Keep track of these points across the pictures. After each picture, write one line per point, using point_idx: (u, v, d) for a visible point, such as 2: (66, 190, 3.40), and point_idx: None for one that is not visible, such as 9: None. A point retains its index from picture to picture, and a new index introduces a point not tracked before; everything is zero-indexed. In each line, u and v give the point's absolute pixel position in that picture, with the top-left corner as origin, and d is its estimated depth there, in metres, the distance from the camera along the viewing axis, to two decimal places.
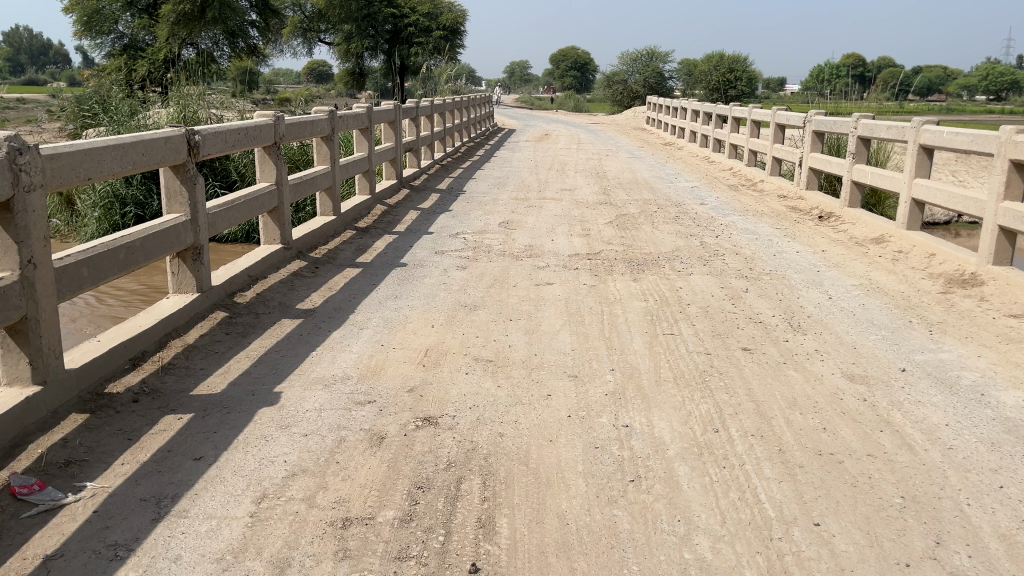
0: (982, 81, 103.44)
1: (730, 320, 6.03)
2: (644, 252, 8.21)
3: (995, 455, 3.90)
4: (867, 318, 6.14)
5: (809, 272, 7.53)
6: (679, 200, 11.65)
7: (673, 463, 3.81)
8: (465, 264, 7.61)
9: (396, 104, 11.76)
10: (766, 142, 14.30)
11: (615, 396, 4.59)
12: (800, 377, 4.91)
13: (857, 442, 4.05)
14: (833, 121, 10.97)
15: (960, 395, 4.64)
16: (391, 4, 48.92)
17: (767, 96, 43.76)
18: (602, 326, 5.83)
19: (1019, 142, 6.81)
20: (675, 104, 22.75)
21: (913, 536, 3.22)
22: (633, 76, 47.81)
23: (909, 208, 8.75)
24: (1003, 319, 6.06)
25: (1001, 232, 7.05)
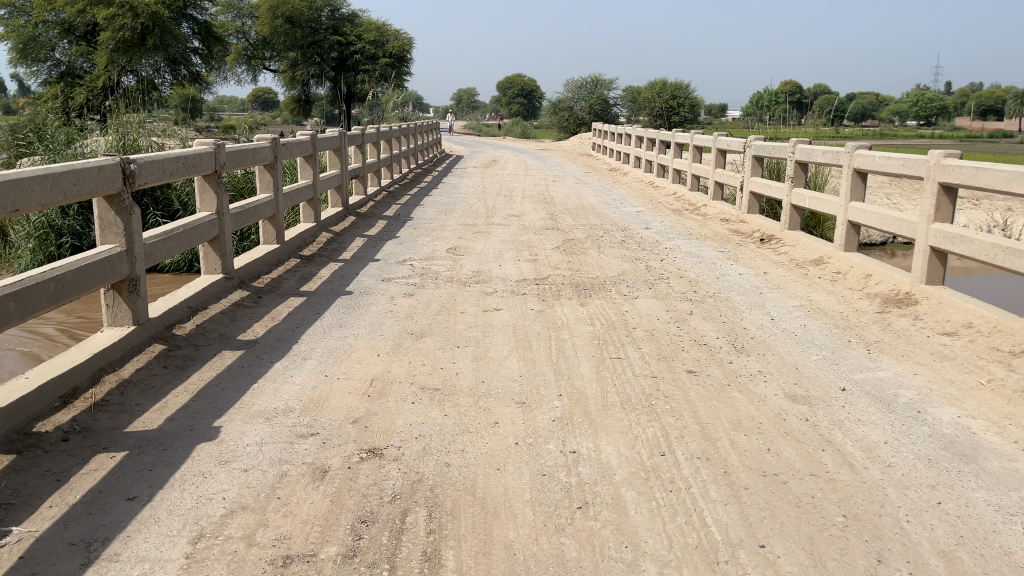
0: (912, 108, 107.77)
1: (675, 343, 6.09)
2: (590, 276, 8.27)
3: (932, 471, 3.99)
4: (808, 338, 6.27)
5: (751, 294, 7.66)
6: (624, 224, 11.79)
7: (620, 488, 3.81)
8: (412, 291, 7.57)
9: (341, 131, 11.69)
10: (708, 167, 14.59)
11: (563, 421, 4.58)
12: (743, 399, 4.97)
13: (799, 462, 4.10)
14: (772, 146, 11.24)
15: (898, 413, 4.75)
16: (336, 32, 48.89)
17: (710, 123, 44.80)
18: (549, 352, 5.83)
19: (948, 165, 7.06)
20: (620, 130, 23.09)
21: (855, 555, 3.26)
22: (579, 103, 48.45)
23: (846, 230, 9.00)
24: (937, 337, 6.24)
25: (933, 253, 7.29)
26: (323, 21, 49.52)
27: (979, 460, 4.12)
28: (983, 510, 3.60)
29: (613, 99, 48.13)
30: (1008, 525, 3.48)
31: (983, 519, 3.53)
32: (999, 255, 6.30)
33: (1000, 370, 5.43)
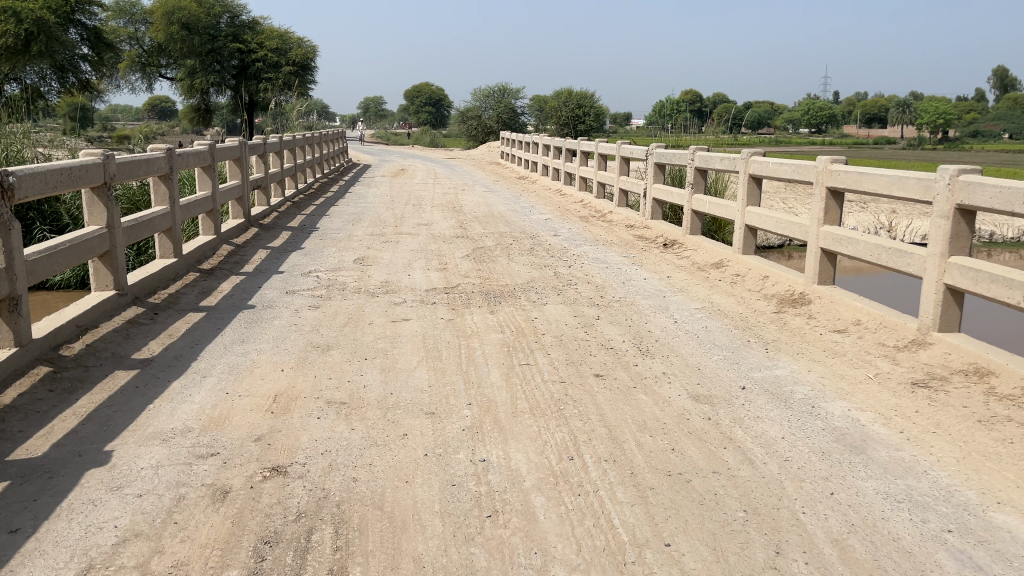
0: (806, 116, 112.85)
1: (583, 347, 6.17)
2: (499, 284, 8.30)
3: (826, 463, 4.17)
4: (710, 339, 6.46)
5: (656, 298, 7.85)
6: (533, 232, 11.88)
7: (529, 495, 3.82)
8: (317, 302, 7.42)
9: (241, 140, 11.37)
10: (613, 175, 14.89)
11: (472, 430, 4.57)
12: (648, 401, 5.07)
13: (702, 460, 4.22)
14: (673, 153, 11.57)
15: (794, 408, 4.94)
16: (236, 39, 47.64)
17: (615, 131, 45.73)
18: (458, 360, 5.81)
19: (835, 171, 7.41)
20: (527, 138, 23.28)
21: (755, 548, 3.37)
22: (487, 111, 48.60)
23: (743, 234, 9.34)
24: (829, 334, 6.54)
25: (823, 255, 7.64)
26: (223, 27, 48.17)
27: (868, 450, 4.33)
28: (872, 498, 3.79)
29: (521, 107, 48.50)
30: (895, 512, 3.66)
31: (872, 507, 3.71)
32: (883, 255, 6.65)
33: (885, 363, 5.73)
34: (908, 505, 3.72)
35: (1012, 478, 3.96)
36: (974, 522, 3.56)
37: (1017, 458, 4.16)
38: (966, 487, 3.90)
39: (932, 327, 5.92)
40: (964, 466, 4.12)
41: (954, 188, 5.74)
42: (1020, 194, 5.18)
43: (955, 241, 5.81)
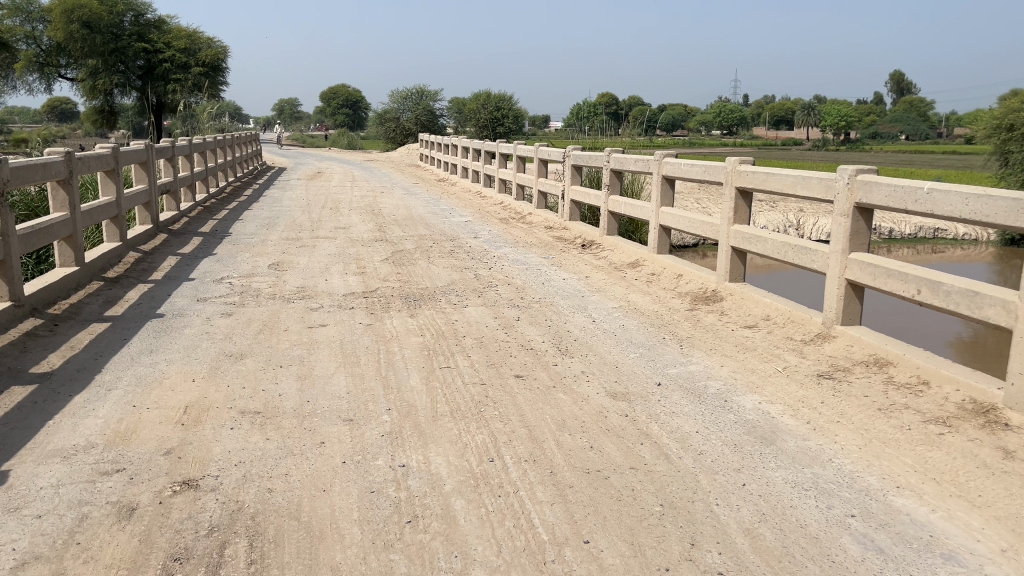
0: (718, 118, 116.17)
1: (503, 349, 6.19)
2: (419, 287, 8.25)
3: (738, 455, 4.30)
4: (627, 337, 6.58)
5: (575, 298, 7.95)
6: (453, 234, 11.85)
7: (450, 498, 3.80)
8: (231, 309, 7.22)
9: (148, 143, 10.96)
10: (532, 177, 14.99)
11: (392, 435, 4.52)
12: (568, 399, 5.13)
13: (621, 457, 4.29)
14: (589, 155, 11.73)
15: (707, 402, 5.08)
16: (142, 39, 45.95)
17: (534, 134, 46.06)
18: (377, 365, 5.74)
19: (743, 171, 7.64)
20: (446, 141, 23.24)
21: (671, 541, 3.44)
22: (405, 113, 48.22)
23: (658, 234, 9.55)
24: (740, 330, 6.75)
25: (734, 253, 7.87)
26: (127, 26, 46.39)
27: (777, 441, 4.49)
28: (782, 488, 3.93)
29: (439, 109, 48.32)
30: (803, 500, 3.81)
31: (782, 496, 3.85)
32: (789, 252, 6.90)
33: (793, 357, 5.95)
34: (814, 492, 3.87)
35: (910, 463, 4.17)
36: (875, 507, 3.73)
37: (914, 443, 4.38)
38: (868, 472, 4.08)
39: (836, 321, 6.18)
40: (866, 452, 4.31)
41: (853, 187, 6.01)
42: (912, 192, 5.46)
43: (855, 238, 6.08)
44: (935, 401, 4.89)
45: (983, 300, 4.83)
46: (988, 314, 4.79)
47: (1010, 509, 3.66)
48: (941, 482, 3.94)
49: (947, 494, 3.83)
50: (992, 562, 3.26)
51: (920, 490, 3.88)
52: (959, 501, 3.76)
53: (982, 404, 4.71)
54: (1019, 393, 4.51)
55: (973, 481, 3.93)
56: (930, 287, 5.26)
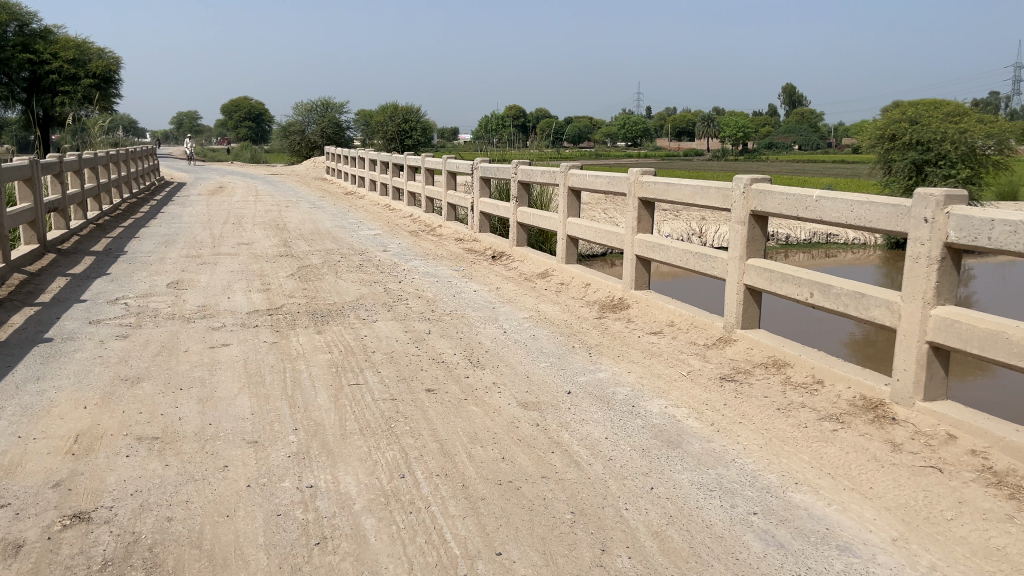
0: (623, 130, 118.86)
1: (413, 363, 6.13)
2: (327, 303, 8.09)
3: (645, 459, 4.39)
4: (537, 347, 6.63)
5: (486, 309, 7.96)
6: (361, 248, 11.70)
7: (359, 517, 3.73)
8: (126, 331, 6.91)
9: (32, 159, 10.39)
10: (441, 189, 14.96)
11: (299, 456, 4.41)
12: (479, 411, 5.12)
13: (532, 466, 4.31)
14: (497, 167, 11.79)
15: (616, 409, 5.17)
16: (26, 48, 43.60)
17: (443, 146, 46.00)
18: (283, 385, 5.59)
19: (645, 182, 7.83)
20: (353, 154, 22.96)
21: (582, 548, 3.47)
22: (310, 125, 47.24)
23: (566, 244, 9.69)
24: (647, 336, 6.90)
25: (638, 261, 8.06)
26: (9, 36, 43.91)
27: (683, 444, 4.60)
28: (687, 489, 4.02)
29: (346, 121, 47.67)
30: (708, 500, 3.91)
31: (688, 497, 3.95)
32: (691, 260, 7.11)
33: (696, 361, 6.12)
34: (719, 493, 3.98)
35: (807, 459, 4.34)
36: (775, 503, 3.87)
37: (810, 440, 4.57)
38: (768, 470, 4.23)
39: (736, 325, 6.39)
40: (767, 451, 4.47)
41: (748, 196, 6.25)
42: (803, 200, 5.71)
43: (751, 245, 6.31)
44: (829, 399, 5.11)
45: (869, 301, 5.09)
46: (874, 314, 5.04)
47: (898, 499, 3.86)
48: (836, 476, 4.13)
49: (842, 487, 4.01)
50: (884, 551, 3.43)
51: (817, 484, 4.05)
52: (853, 493, 3.94)
53: (871, 400, 4.95)
54: (905, 388, 4.76)
55: (864, 474, 4.13)
56: (822, 290, 5.50)
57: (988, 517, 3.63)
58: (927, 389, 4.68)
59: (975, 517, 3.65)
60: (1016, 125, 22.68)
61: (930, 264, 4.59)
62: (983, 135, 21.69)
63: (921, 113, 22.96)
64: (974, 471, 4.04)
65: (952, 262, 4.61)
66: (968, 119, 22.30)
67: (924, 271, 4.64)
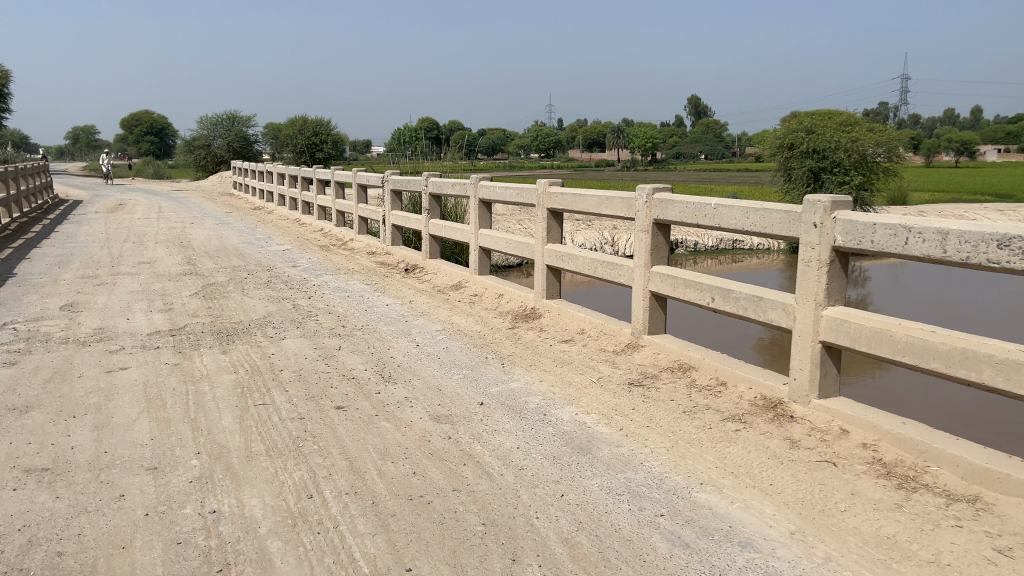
0: (536, 140, 120.21)
1: (323, 380, 6.02)
2: (232, 321, 7.87)
3: (557, 467, 4.43)
4: (450, 359, 6.61)
5: (398, 323, 7.90)
6: (269, 264, 11.44)
7: (265, 541, 3.64)
8: (14, 358, 6.54)
9: None
10: (352, 203, 14.76)
11: (201, 481, 4.26)
12: (391, 427, 5.06)
13: (443, 480, 4.28)
14: (407, 180, 11.73)
15: (528, 418, 5.20)
16: None
17: (356, 160, 45.49)
18: (185, 408, 5.39)
19: (553, 193, 7.93)
20: (261, 168, 22.44)
21: (493, 559, 3.47)
22: (216, 139, 45.96)
23: (478, 255, 9.72)
24: (558, 345, 6.98)
25: (549, 271, 8.15)
26: None
27: (593, 450, 4.66)
28: (597, 495, 4.08)
29: (254, 135, 46.61)
30: (616, 504, 3.98)
31: (597, 502, 4.00)
32: (599, 268, 7.24)
33: (606, 367, 6.23)
34: (627, 496, 4.05)
35: (711, 460, 4.47)
36: (681, 504, 3.96)
37: (714, 441, 4.70)
38: (674, 472, 4.33)
39: (643, 331, 6.54)
40: (673, 453, 4.58)
41: (651, 205, 6.40)
42: (702, 208, 5.89)
43: (655, 252, 6.46)
44: (732, 400, 5.28)
45: (765, 304, 5.29)
46: (771, 316, 5.24)
47: (796, 494, 4.01)
48: (738, 475, 4.25)
49: (744, 485, 4.14)
50: (782, 545, 3.55)
51: (721, 484, 4.17)
52: (754, 491, 4.07)
53: (771, 400, 5.14)
54: (801, 386, 4.96)
55: (765, 471, 4.28)
56: (722, 294, 5.69)
57: (879, 507, 3.81)
58: (822, 387, 4.89)
59: (867, 507, 3.82)
60: (903, 133, 24.02)
61: (820, 268, 4.81)
62: (873, 144, 22.89)
63: (816, 122, 23.96)
64: (866, 463, 4.24)
65: (839, 264, 4.84)
66: (859, 128, 23.45)
67: (815, 274, 4.85)
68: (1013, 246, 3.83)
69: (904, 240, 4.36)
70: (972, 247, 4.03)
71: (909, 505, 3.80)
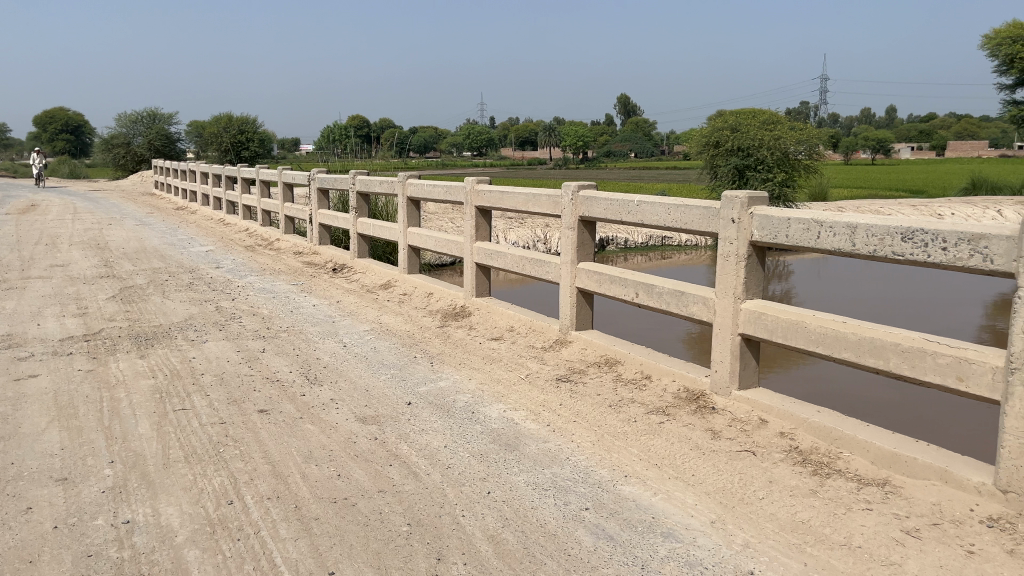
0: (467, 138, 119.88)
1: (245, 384, 5.87)
2: (151, 325, 7.61)
3: (484, 465, 4.42)
4: (378, 359, 6.54)
5: (325, 323, 7.78)
6: (191, 265, 11.12)
7: (182, 550, 3.53)
8: None
9: None
10: (278, 202, 14.46)
11: (114, 491, 4.10)
12: (315, 430, 4.97)
13: (368, 481, 4.23)
14: (334, 178, 11.55)
15: (455, 416, 5.19)
16: None
17: (283, 158, 44.56)
18: (99, 415, 5.19)
19: (481, 191, 7.92)
20: (184, 167, 21.80)
21: (417, 559, 3.45)
22: (136, 137, 44.42)
23: (407, 254, 9.64)
24: (487, 342, 6.98)
25: (478, 269, 8.14)
26: None
27: (520, 446, 4.68)
28: (523, 491, 4.09)
29: (177, 133, 45.24)
30: (542, 499, 3.99)
31: (523, 498, 4.01)
32: (527, 266, 7.26)
33: (535, 364, 6.26)
34: (552, 491, 4.08)
35: (636, 452, 4.53)
36: (606, 497, 4.00)
37: (639, 434, 4.77)
38: (600, 466, 4.38)
39: (570, 327, 6.59)
40: (599, 447, 4.62)
41: (576, 202, 6.46)
42: (625, 205, 5.96)
43: (581, 249, 6.51)
44: (656, 393, 5.36)
45: (687, 298, 5.39)
46: (693, 310, 5.34)
47: (717, 483, 4.10)
48: (662, 467, 4.32)
49: (666, 476, 4.21)
50: (703, 534, 3.62)
51: (644, 476, 4.23)
52: (677, 482, 4.15)
53: (693, 392, 5.24)
54: (722, 378, 5.07)
55: (687, 462, 4.36)
56: (646, 290, 5.77)
57: (795, 493, 3.93)
58: (741, 378, 5.01)
59: (783, 494, 3.93)
60: (823, 131, 24.83)
61: (738, 262, 4.93)
62: (794, 142, 23.58)
63: (740, 120, 24.49)
64: (783, 452, 4.36)
65: (756, 258, 4.98)
66: (781, 126, 24.09)
67: (733, 269, 4.97)
68: (916, 238, 3.99)
69: (816, 235, 4.51)
70: (878, 241, 4.19)
71: (822, 491, 3.93)
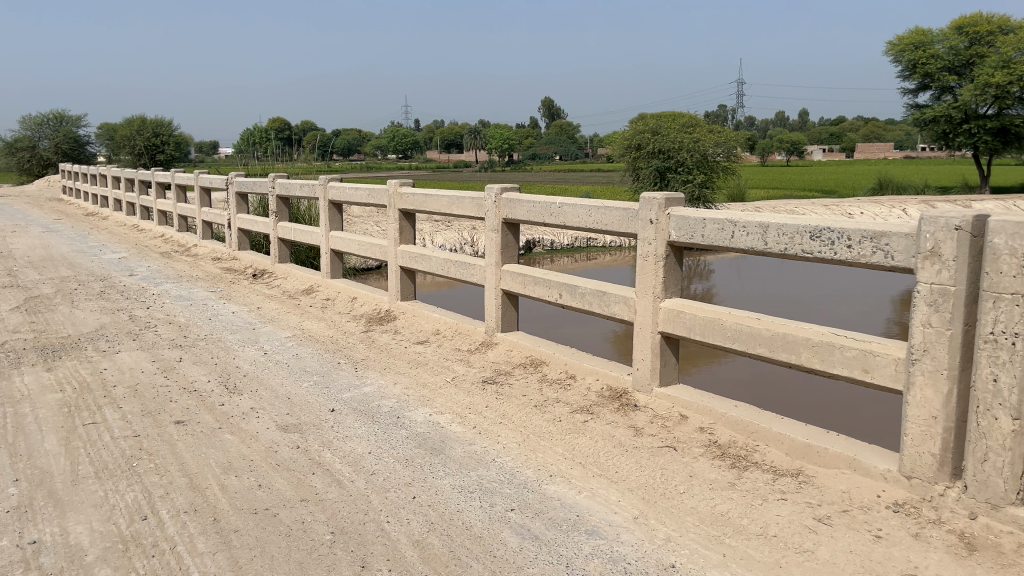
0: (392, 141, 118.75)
1: (160, 395, 5.67)
2: (59, 336, 7.28)
3: (409, 469, 4.39)
4: (300, 366, 6.41)
5: (245, 330, 7.60)
6: (103, 273, 10.69)
7: (92, 569, 3.39)
8: None
9: None
10: (194, 207, 14.04)
11: (18, 511, 3.91)
12: (234, 440, 4.84)
13: (290, 491, 4.14)
14: (253, 182, 11.29)
15: (380, 422, 5.13)
16: None
17: (201, 162, 43.31)
18: (2, 433, 4.93)
19: (403, 194, 7.86)
20: (94, 171, 20.96)
21: (341, 567, 3.40)
22: (42, 141, 42.47)
23: (330, 258, 9.49)
24: (413, 346, 6.93)
25: (402, 273, 8.07)
26: None
27: (446, 450, 4.66)
28: (448, 494, 4.08)
29: (87, 136, 43.48)
30: (468, 502, 3.99)
31: (449, 502, 3.99)
32: (452, 268, 7.24)
33: (460, 367, 6.25)
34: (478, 494, 4.08)
35: (560, 452, 4.57)
36: (531, 497, 4.03)
37: (563, 433, 4.81)
38: (525, 466, 4.40)
39: (496, 329, 6.61)
40: (524, 448, 4.65)
41: (499, 205, 6.48)
42: (547, 207, 6.01)
43: (505, 251, 6.53)
44: (580, 392, 5.42)
45: (609, 299, 5.46)
46: (614, 310, 5.43)
47: (639, 479, 4.17)
48: (586, 465, 4.38)
49: (590, 475, 4.26)
50: (626, 529, 3.68)
51: (569, 475, 4.27)
52: (600, 479, 4.20)
53: (617, 390, 5.32)
54: (644, 375, 5.16)
55: (611, 459, 4.42)
56: (569, 290, 5.83)
57: (714, 486, 4.03)
58: (662, 375, 5.12)
59: (703, 488, 4.03)
60: (740, 134, 25.59)
61: (657, 262, 5.03)
62: (713, 144, 24.19)
63: (661, 123, 25.02)
64: (702, 446, 4.47)
65: (674, 258, 5.08)
66: (699, 129, 24.71)
67: (652, 268, 5.07)
68: (823, 237, 4.15)
69: (730, 234, 4.64)
70: (789, 239, 4.33)
71: (740, 483, 4.04)
